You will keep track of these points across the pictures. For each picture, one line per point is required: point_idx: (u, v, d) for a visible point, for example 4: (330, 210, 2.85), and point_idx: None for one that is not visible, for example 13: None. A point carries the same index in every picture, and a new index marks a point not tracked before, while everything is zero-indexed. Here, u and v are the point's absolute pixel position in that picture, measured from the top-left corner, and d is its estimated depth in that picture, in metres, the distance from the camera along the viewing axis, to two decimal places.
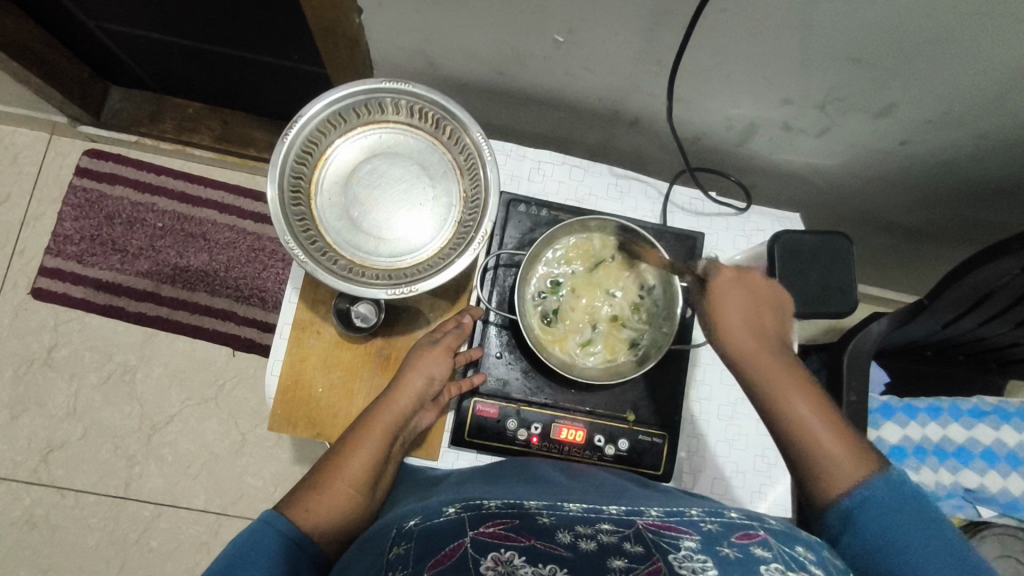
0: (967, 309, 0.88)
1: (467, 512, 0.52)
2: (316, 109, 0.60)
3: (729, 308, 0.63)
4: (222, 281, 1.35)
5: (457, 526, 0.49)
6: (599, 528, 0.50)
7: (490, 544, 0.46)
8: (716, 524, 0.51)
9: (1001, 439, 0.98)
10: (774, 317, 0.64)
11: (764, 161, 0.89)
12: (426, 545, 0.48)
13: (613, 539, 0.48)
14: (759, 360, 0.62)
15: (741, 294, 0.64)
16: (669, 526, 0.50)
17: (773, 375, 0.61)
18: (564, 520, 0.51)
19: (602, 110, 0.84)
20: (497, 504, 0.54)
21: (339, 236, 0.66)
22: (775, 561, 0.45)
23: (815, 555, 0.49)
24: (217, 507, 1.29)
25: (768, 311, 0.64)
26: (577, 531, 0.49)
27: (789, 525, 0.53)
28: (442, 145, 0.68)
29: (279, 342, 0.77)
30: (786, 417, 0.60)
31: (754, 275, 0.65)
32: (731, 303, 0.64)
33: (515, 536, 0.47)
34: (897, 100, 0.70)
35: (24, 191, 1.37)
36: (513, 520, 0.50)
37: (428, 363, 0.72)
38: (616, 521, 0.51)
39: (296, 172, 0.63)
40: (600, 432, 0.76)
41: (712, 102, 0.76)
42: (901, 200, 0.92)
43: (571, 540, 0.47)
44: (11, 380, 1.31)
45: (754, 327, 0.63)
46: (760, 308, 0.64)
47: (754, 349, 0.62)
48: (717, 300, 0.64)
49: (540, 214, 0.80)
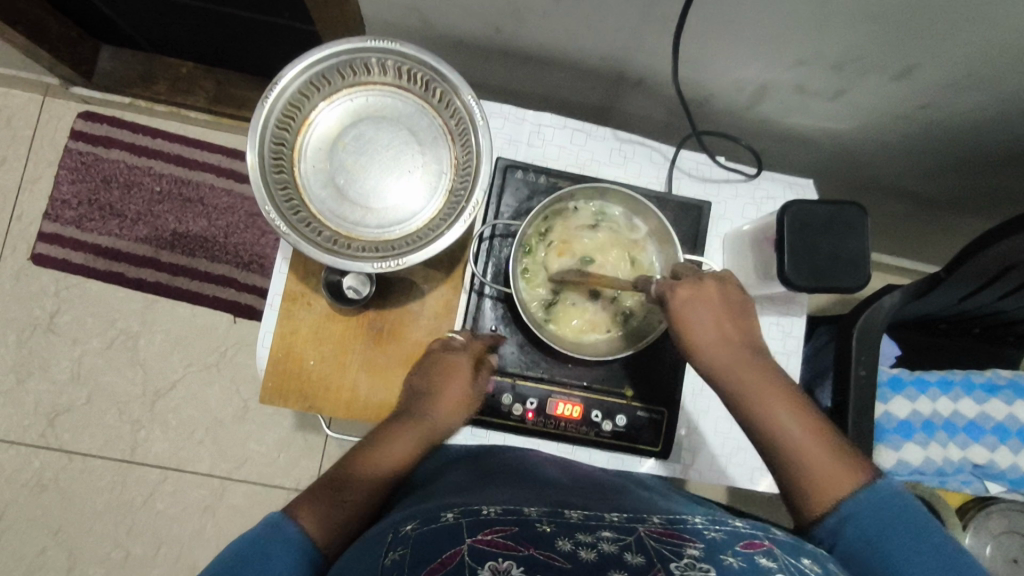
0: (984, 283, 0.84)
1: (466, 517, 0.51)
2: (296, 70, 0.57)
3: (699, 325, 0.64)
4: (221, 247, 1.34)
5: (454, 533, 0.48)
6: (600, 536, 0.48)
7: (487, 551, 0.44)
8: (720, 532, 0.50)
9: (1014, 415, 0.96)
10: (742, 324, 0.65)
11: (777, 125, 0.84)
12: (422, 552, 0.46)
13: (614, 548, 0.46)
14: (737, 375, 0.63)
15: (702, 303, 0.64)
16: (672, 534, 0.49)
17: (756, 395, 0.62)
18: (564, 527, 0.49)
19: (602, 70, 0.79)
20: (496, 509, 0.52)
21: (325, 205, 0.62)
22: (779, 569, 0.45)
23: (822, 567, 0.48)
24: (221, 472, 1.31)
25: (736, 318, 0.65)
26: (577, 538, 0.47)
27: (797, 536, 0.51)
28: (432, 109, 0.64)
29: (271, 313, 0.75)
30: (775, 429, 0.61)
31: (707, 283, 0.64)
32: (696, 315, 0.64)
33: (514, 544, 0.45)
34: (919, 60, 0.65)
35: (20, 155, 1.34)
36: (512, 527, 0.48)
37: (456, 383, 0.69)
38: (616, 528, 0.49)
39: (277, 138, 0.59)
40: (596, 408, 0.74)
41: (720, 62, 0.72)
42: (920, 166, 0.87)
43: (571, 549, 0.45)
44: (15, 345, 1.31)
45: (722, 339, 0.64)
46: (727, 317, 0.64)
47: (731, 363, 0.63)
48: (682, 313, 0.64)
49: (539, 181, 0.76)
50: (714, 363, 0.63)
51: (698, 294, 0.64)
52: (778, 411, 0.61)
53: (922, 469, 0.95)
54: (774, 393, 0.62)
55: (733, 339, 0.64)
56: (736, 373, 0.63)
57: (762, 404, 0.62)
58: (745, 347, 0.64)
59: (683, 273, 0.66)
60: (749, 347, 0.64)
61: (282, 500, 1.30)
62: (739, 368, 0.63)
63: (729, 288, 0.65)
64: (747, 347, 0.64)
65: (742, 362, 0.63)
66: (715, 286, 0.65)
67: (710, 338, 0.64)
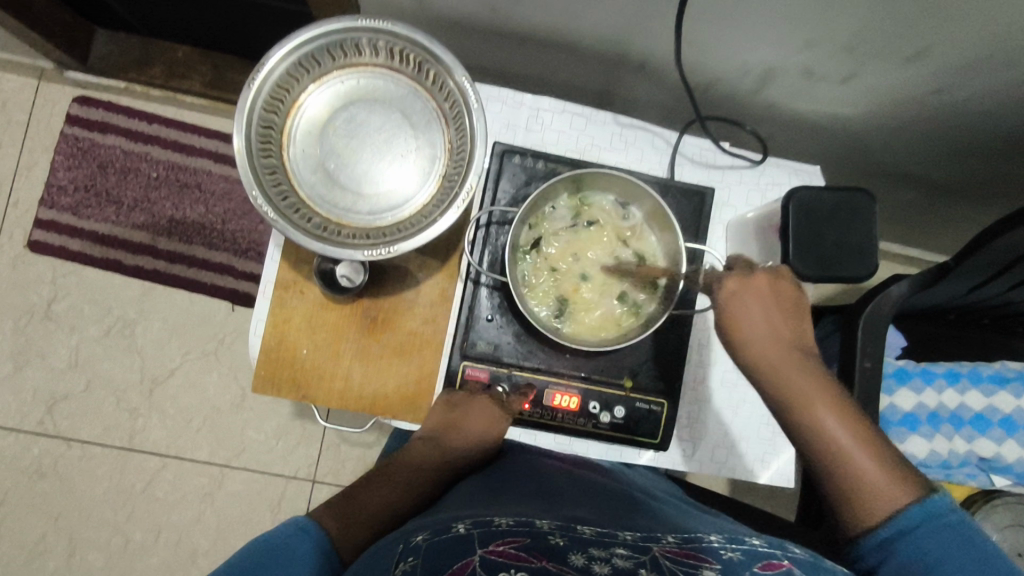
0: (995, 274, 0.82)
1: (476, 529, 0.52)
2: (283, 50, 0.54)
3: (750, 321, 0.59)
4: (219, 234, 1.32)
5: (466, 543, 0.49)
6: (614, 552, 0.49)
7: (500, 563, 0.45)
8: (737, 552, 0.51)
9: (1022, 408, 0.95)
10: (794, 322, 0.61)
11: (783, 110, 0.82)
12: (432, 562, 0.47)
13: (629, 564, 0.47)
14: (786, 376, 0.59)
15: (753, 298, 0.60)
16: (688, 555, 0.49)
17: (807, 398, 0.58)
18: (578, 541, 0.50)
19: (604, 52, 0.77)
20: (508, 521, 0.53)
21: (314, 191, 0.61)
22: None
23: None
24: (220, 460, 1.30)
25: (788, 315, 0.60)
26: (591, 553, 0.48)
27: (815, 555, 0.52)
28: (425, 92, 0.62)
29: (263, 301, 0.73)
30: (823, 434, 0.58)
31: (758, 277, 0.60)
32: (747, 312, 0.60)
33: (526, 556, 0.46)
34: (934, 41, 0.62)
35: (15, 140, 1.32)
36: (523, 538, 0.49)
37: (485, 425, 0.71)
38: (630, 546, 0.50)
39: (265, 121, 0.57)
40: (594, 399, 0.73)
41: (725, 45, 0.69)
42: (930, 153, 0.85)
43: (584, 563, 0.46)
44: (12, 332, 1.30)
45: (774, 336, 0.60)
46: (780, 315, 0.60)
47: (781, 365, 0.59)
48: (731, 310, 0.60)
49: (536, 167, 0.74)
50: (763, 361, 0.59)
51: (749, 288, 0.60)
52: (829, 416, 0.58)
53: (927, 462, 0.93)
54: (825, 395, 0.58)
55: (783, 338, 0.60)
56: (787, 374, 0.59)
57: (810, 407, 0.58)
58: (795, 346, 0.60)
59: (737, 265, 0.62)
60: (799, 347, 0.60)
61: (281, 488, 1.30)
62: (790, 367, 0.59)
63: (782, 282, 0.61)
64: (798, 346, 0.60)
65: (793, 363, 0.59)
66: (768, 281, 0.60)
67: (760, 336, 0.59)
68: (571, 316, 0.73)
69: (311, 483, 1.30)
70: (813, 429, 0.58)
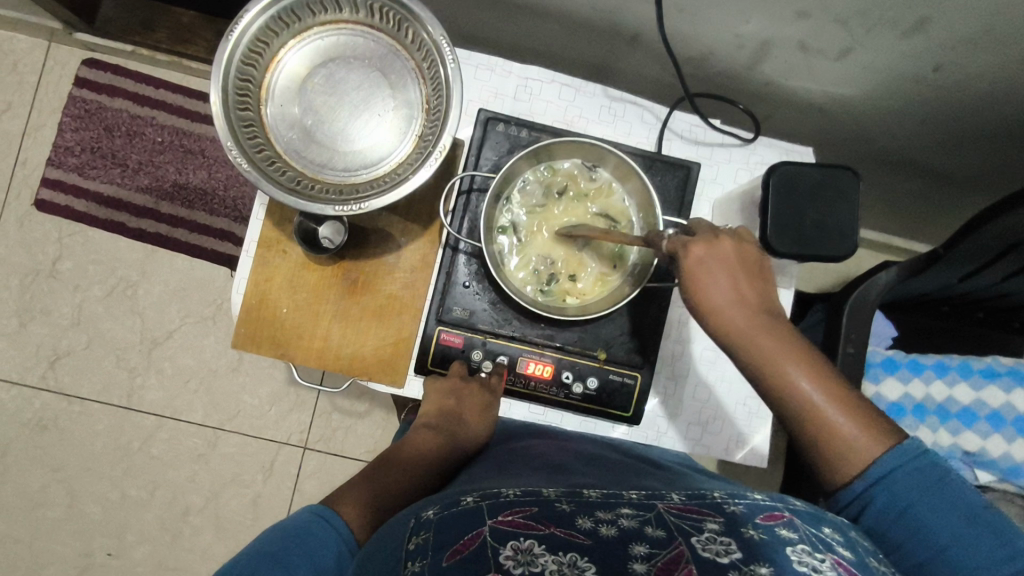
0: (989, 261, 0.80)
1: (486, 500, 0.51)
2: (263, 3, 0.55)
3: (713, 290, 0.55)
4: (220, 200, 1.34)
5: (476, 513, 0.49)
6: (619, 513, 0.48)
7: (509, 532, 0.45)
8: (740, 504, 0.49)
9: (1012, 403, 0.92)
10: (762, 285, 0.56)
11: (778, 87, 0.80)
12: (444, 534, 0.48)
13: (634, 524, 0.46)
14: (754, 345, 0.54)
15: (718, 264, 0.55)
16: (691, 509, 0.48)
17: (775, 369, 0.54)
18: (584, 506, 0.49)
19: (596, 22, 0.76)
20: (516, 491, 0.52)
21: (291, 147, 0.61)
22: (801, 542, 0.45)
23: (842, 537, 0.48)
24: (215, 422, 1.32)
25: (754, 280, 0.56)
26: (597, 516, 0.47)
27: (813, 504, 0.51)
28: (405, 50, 0.62)
29: (246, 260, 0.74)
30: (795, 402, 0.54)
31: (723, 241, 0.56)
32: (712, 279, 0.55)
33: (535, 524, 0.46)
34: (933, 12, 0.61)
35: (25, 100, 1.34)
36: (532, 507, 0.48)
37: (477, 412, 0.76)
38: (635, 505, 0.49)
39: (243, 74, 0.57)
40: (568, 369, 0.73)
41: (719, 15, 0.68)
42: (929, 138, 0.83)
43: (591, 527, 0.45)
44: (18, 289, 1.32)
45: (739, 301, 0.55)
46: (746, 278, 0.55)
47: (745, 332, 0.54)
48: (696, 279, 0.55)
49: (520, 135, 0.74)
50: (729, 328, 0.55)
51: (714, 256, 0.55)
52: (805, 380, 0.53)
53: None
54: (795, 361, 0.54)
55: (751, 302, 0.55)
56: (755, 343, 0.54)
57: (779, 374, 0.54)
58: (763, 312, 0.55)
59: (700, 231, 0.58)
60: (766, 311, 0.55)
61: (273, 454, 1.32)
62: (757, 333, 0.54)
63: (747, 247, 0.56)
64: (765, 311, 0.55)
65: (761, 329, 0.54)
66: (732, 246, 0.56)
67: (725, 304, 0.55)
68: (555, 287, 0.73)
69: (301, 450, 1.32)
70: (788, 393, 0.54)
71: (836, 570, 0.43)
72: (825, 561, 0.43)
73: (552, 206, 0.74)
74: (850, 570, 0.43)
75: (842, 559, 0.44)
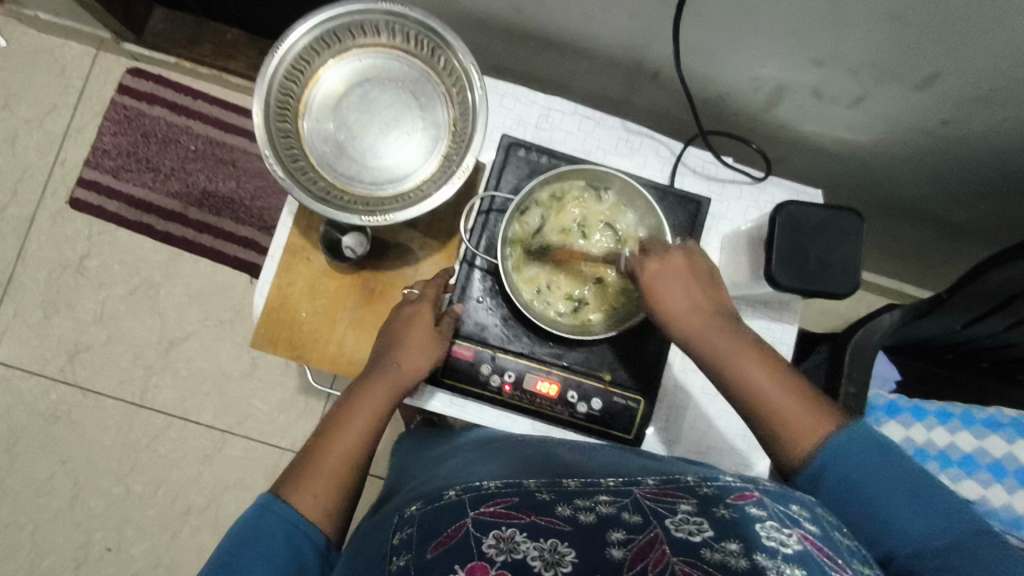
0: (992, 309, 0.81)
1: (467, 493, 0.52)
2: (309, 25, 0.59)
3: (669, 296, 0.64)
4: (246, 209, 1.38)
5: (458, 506, 0.50)
6: (597, 499, 0.50)
7: (490, 523, 0.47)
8: (712, 487, 0.50)
9: (1014, 454, 0.91)
10: (714, 291, 0.65)
11: (792, 131, 0.84)
12: (428, 527, 0.49)
13: (611, 509, 0.48)
14: (709, 345, 0.62)
15: (671, 275, 0.65)
16: (666, 493, 0.50)
17: (729, 362, 0.61)
18: (563, 495, 0.51)
19: (619, 60, 0.80)
20: (496, 483, 0.53)
21: (324, 160, 0.65)
22: (770, 519, 0.46)
23: (810, 512, 0.49)
24: (223, 425, 1.35)
25: (707, 289, 0.65)
26: (576, 504, 0.49)
27: (782, 485, 0.52)
28: (436, 75, 0.66)
29: (271, 264, 0.78)
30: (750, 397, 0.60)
31: (675, 254, 0.65)
32: (668, 288, 0.64)
33: (516, 513, 0.48)
34: (941, 68, 0.64)
35: (69, 103, 1.41)
36: (513, 497, 0.50)
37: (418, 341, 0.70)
38: (613, 492, 0.51)
39: (284, 89, 0.62)
40: (573, 389, 0.75)
41: (735, 59, 0.72)
42: (937, 189, 0.86)
43: (570, 514, 0.48)
44: (45, 282, 1.37)
45: (694, 306, 0.64)
46: (697, 286, 0.65)
47: (699, 334, 0.63)
48: (653, 287, 0.64)
49: (540, 161, 0.77)
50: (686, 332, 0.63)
51: (667, 268, 0.65)
52: (755, 370, 0.61)
53: None
54: (750, 360, 0.61)
55: (705, 306, 0.64)
56: (705, 342, 0.63)
57: (735, 369, 0.61)
58: (718, 315, 0.64)
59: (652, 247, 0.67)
60: (721, 315, 0.64)
61: (277, 459, 1.34)
62: (712, 334, 0.63)
63: (696, 261, 0.66)
64: (720, 314, 0.64)
65: (715, 328, 0.63)
66: (682, 259, 0.65)
67: (680, 308, 0.64)
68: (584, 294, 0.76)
69: None
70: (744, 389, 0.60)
71: (803, 545, 0.44)
72: (793, 536, 0.44)
73: (576, 238, 0.76)
74: (816, 544, 0.45)
75: (809, 535, 0.45)
